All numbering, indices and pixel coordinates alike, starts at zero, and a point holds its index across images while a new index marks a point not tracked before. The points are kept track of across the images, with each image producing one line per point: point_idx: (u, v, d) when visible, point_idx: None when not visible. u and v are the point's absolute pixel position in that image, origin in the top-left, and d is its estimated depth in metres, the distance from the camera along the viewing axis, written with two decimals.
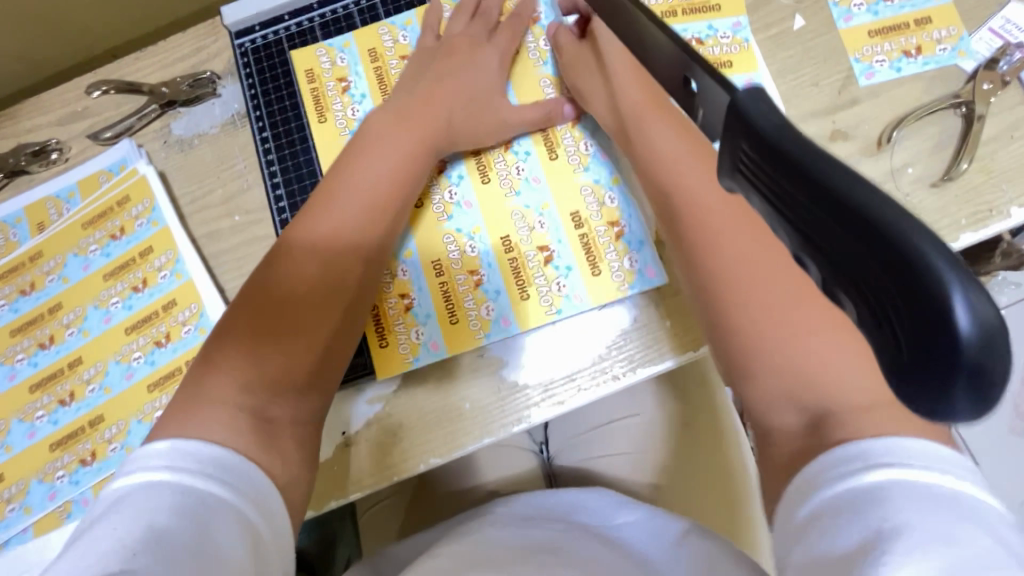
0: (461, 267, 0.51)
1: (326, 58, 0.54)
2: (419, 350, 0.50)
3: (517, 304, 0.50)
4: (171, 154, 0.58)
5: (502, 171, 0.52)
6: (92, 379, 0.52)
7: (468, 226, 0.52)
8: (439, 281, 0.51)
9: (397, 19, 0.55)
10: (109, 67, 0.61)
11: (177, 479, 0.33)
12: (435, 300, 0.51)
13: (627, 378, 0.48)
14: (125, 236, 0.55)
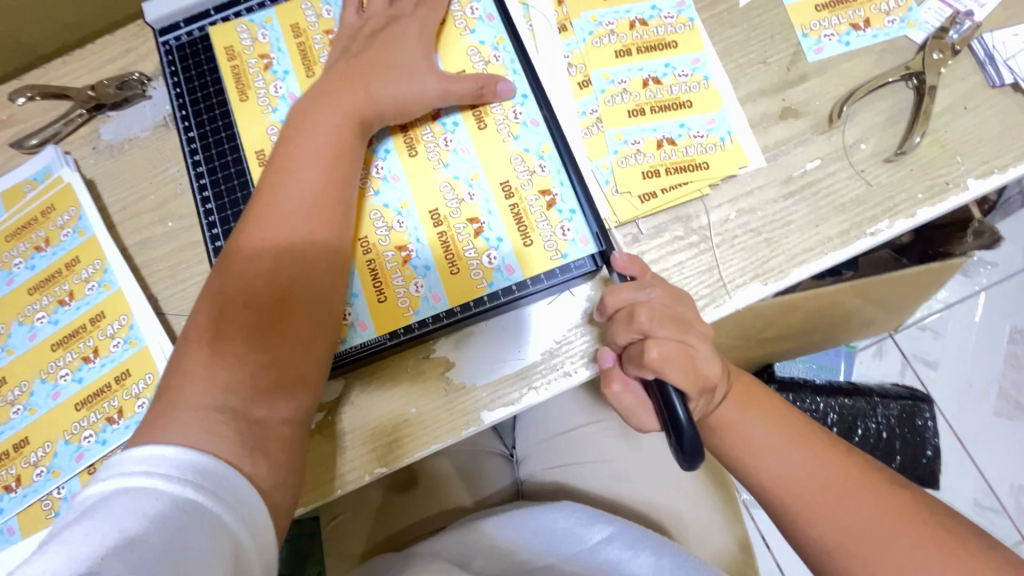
0: (388, 244, 0.46)
1: (249, 35, 0.50)
2: (346, 337, 0.46)
3: (454, 285, 0.46)
4: (101, 160, 0.55)
5: (430, 143, 0.47)
6: (17, 399, 0.49)
7: (396, 199, 0.47)
8: (364, 259, 0.46)
9: None
10: (34, 73, 0.58)
11: (159, 487, 0.31)
12: (362, 277, 0.46)
13: (580, 373, 0.46)
14: (50, 248, 0.52)
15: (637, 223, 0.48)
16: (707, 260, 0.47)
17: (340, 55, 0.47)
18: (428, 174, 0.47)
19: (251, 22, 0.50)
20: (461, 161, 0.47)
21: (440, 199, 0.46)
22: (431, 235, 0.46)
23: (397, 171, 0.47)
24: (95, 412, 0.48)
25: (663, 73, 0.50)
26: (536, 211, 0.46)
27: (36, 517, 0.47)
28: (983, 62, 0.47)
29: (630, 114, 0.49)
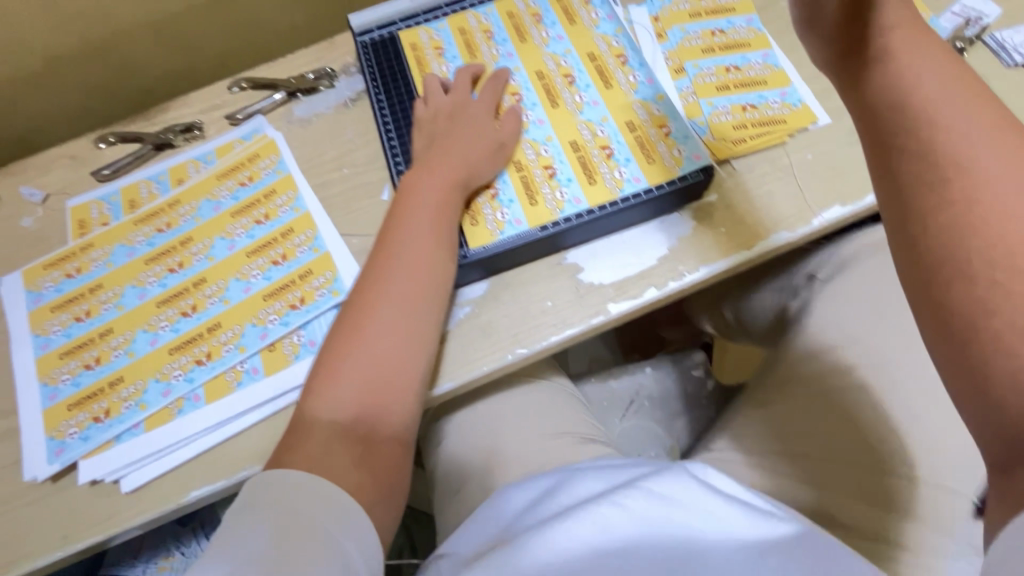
0: (538, 163, 0.58)
1: (427, 37, 0.68)
2: (504, 232, 0.56)
3: (590, 192, 0.57)
4: (294, 128, 0.70)
5: (570, 96, 0.61)
6: (214, 293, 0.59)
7: (543, 134, 0.60)
8: (518, 175, 0.58)
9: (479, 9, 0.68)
10: (246, 72, 0.76)
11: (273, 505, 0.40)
12: (516, 188, 0.58)
13: (691, 273, 0.55)
14: (252, 183, 0.65)
15: (733, 162, 0.59)
16: (792, 188, 0.57)
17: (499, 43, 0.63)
18: (569, 116, 0.60)
19: (429, 28, 0.68)
20: (591, 110, 0.60)
21: (579, 133, 0.59)
22: (571, 158, 0.58)
23: (545, 115, 0.61)
24: (280, 301, 0.57)
25: (742, 62, 0.64)
26: (654, 142, 0.58)
27: (220, 386, 0.55)
28: (997, 50, 0.61)
29: (719, 89, 0.63)
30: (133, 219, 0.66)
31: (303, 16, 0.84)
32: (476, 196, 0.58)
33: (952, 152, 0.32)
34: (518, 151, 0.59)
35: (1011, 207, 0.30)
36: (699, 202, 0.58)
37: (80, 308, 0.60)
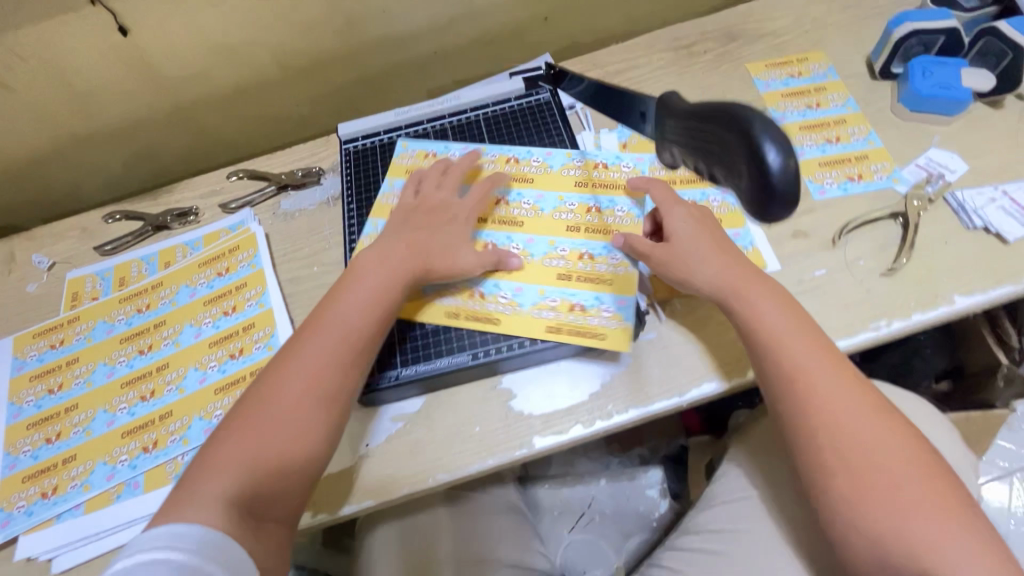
0: (570, 262, 0.61)
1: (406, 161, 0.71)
2: (625, 315, 0.58)
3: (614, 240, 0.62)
4: (277, 221, 0.75)
5: (526, 210, 0.65)
6: (172, 380, 0.63)
7: (536, 248, 0.63)
8: (566, 279, 0.60)
9: (413, 147, 0.72)
10: (246, 163, 0.83)
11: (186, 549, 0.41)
12: (587, 289, 0.60)
13: (620, 415, 0.55)
14: (228, 274, 0.70)
15: (676, 302, 0.60)
16: (730, 334, 0.58)
17: (439, 191, 0.65)
18: (549, 221, 0.64)
19: (402, 151, 0.72)
20: (545, 202, 0.66)
21: (574, 219, 0.64)
22: (592, 231, 0.63)
23: (540, 235, 0.64)
24: (228, 397, 0.61)
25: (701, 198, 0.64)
26: (611, 173, 0.67)
27: (159, 476, 0.57)
28: (957, 210, 0.60)
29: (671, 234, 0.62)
30: (119, 296, 0.71)
31: (309, 109, 0.91)
32: (571, 325, 0.57)
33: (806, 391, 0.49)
34: (540, 275, 0.61)
35: (857, 434, 0.47)
36: (637, 342, 0.59)
37: (55, 380, 0.65)
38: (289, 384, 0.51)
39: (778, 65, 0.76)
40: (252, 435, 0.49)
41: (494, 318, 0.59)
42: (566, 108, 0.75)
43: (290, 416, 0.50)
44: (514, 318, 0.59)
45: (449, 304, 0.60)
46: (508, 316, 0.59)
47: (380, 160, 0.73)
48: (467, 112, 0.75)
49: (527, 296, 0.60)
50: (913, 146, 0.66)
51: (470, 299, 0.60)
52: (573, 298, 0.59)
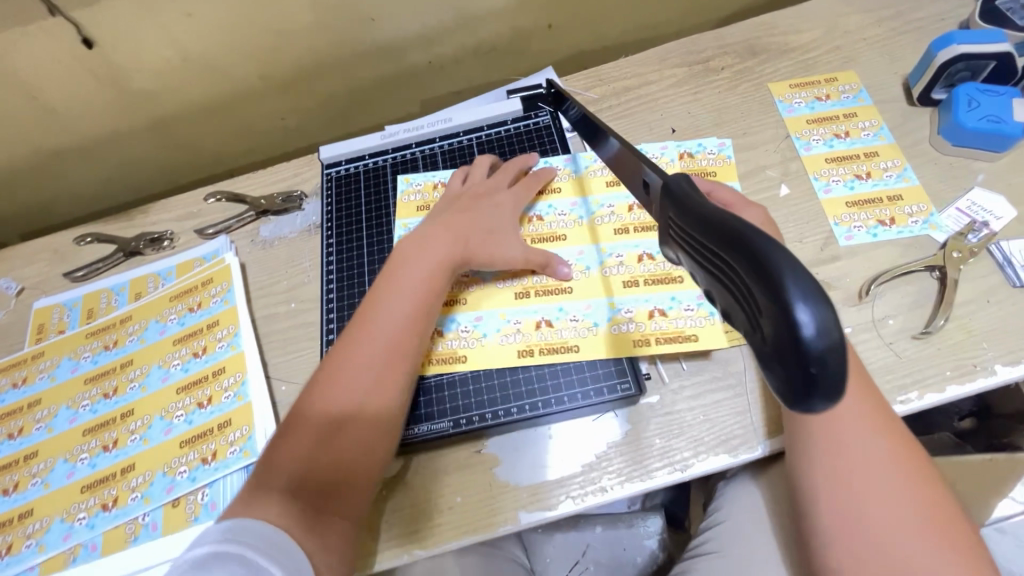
0: (630, 266, 0.58)
1: (413, 195, 0.65)
2: (708, 308, 0.55)
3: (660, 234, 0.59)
4: (255, 250, 0.70)
5: (566, 223, 0.61)
6: (136, 429, 0.59)
7: (588, 260, 0.59)
8: (634, 284, 0.57)
9: (413, 177, 0.67)
10: (226, 183, 0.77)
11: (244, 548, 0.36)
12: (657, 292, 0.56)
13: (615, 491, 0.50)
14: (200, 310, 0.65)
15: (681, 360, 0.54)
16: (742, 403, 0.52)
17: (446, 211, 0.59)
18: (596, 230, 0.60)
19: (407, 187, 0.66)
20: (580, 209, 0.62)
21: (624, 221, 0.61)
22: (644, 229, 0.60)
23: (595, 247, 0.60)
24: (194, 451, 0.57)
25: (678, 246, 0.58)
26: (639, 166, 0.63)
27: (117, 538, 0.54)
28: (1002, 264, 0.54)
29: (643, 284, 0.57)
30: (85, 330, 0.67)
31: (296, 122, 0.86)
32: (657, 332, 0.54)
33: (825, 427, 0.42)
34: (608, 287, 0.57)
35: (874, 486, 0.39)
36: (637, 405, 0.53)
37: (15, 424, 0.61)
38: (345, 368, 0.48)
39: (804, 86, 0.69)
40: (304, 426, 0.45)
41: (571, 346, 0.55)
42: (566, 131, 0.68)
43: None
44: (593, 340, 0.55)
45: (515, 343, 0.56)
46: (565, 340, 0.56)
47: (378, 193, 0.67)
48: (459, 136, 0.70)
49: (598, 313, 0.56)
50: (954, 185, 0.60)
51: (536, 330, 0.56)
52: (649, 304, 0.56)
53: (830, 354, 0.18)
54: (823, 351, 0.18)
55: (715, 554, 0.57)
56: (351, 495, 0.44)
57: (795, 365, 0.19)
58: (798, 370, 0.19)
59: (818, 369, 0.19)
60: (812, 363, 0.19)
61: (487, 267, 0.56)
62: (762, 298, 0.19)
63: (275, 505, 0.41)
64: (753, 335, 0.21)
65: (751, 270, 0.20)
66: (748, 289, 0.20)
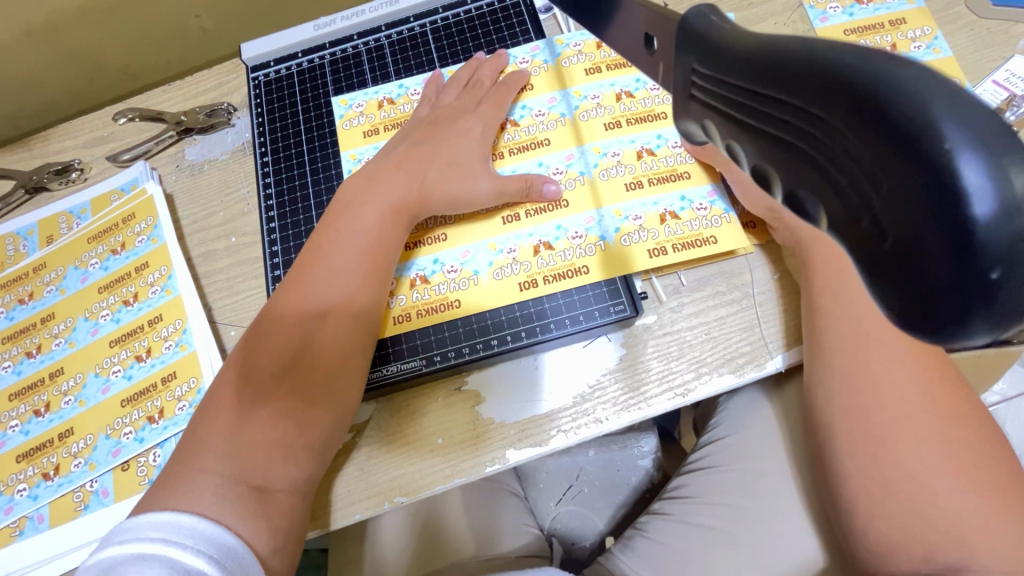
0: (630, 165, 0.49)
1: (355, 118, 0.54)
2: (720, 204, 0.48)
3: (659, 125, 0.51)
4: (182, 178, 0.60)
5: (548, 125, 0.52)
6: (70, 390, 0.52)
7: (583, 165, 0.50)
8: (638, 187, 0.49)
9: (350, 96, 0.55)
10: (138, 99, 0.65)
11: (171, 550, 0.33)
12: (663, 192, 0.49)
13: (610, 421, 0.45)
14: (124, 252, 0.56)
15: (679, 274, 0.48)
16: (748, 317, 0.46)
17: (403, 141, 0.50)
18: (586, 129, 0.51)
19: (346, 111, 0.54)
20: (560, 106, 0.52)
21: (617, 113, 0.51)
22: (642, 119, 0.51)
23: (589, 148, 0.50)
24: (138, 410, 0.50)
25: (656, 143, 0.50)
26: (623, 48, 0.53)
27: (66, 508, 0.48)
28: None
29: (628, 188, 0.49)
30: None
31: (215, 21, 0.71)
32: (672, 240, 0.47)
33: (851, 358, 0.39)
34: (610, 194, 0.49)
35: (898, 415, 0.37)
36: (631, 327, 0.47)
37: None
38: (289, 323, 0.43)
39: None
40: (246, 387, 0.41)
41: (579, 267, 0.48)
42: (539, 10, 0.56)
43: (193, 454, 0.39)
44: (601, 258, 0.47)
45: (514, 275, 0.48)
46: (562, 262, 0.48)
47: (317, 119, 0.55)
48: (409, 22, 0.58)
49: (604, 225, 0.48)
50: (990, 54, 0.51)
51: (534, 256, 0.48)
52: (659, 207, 0.48)
53: (1017, 249, 0.12)
54: (1011, 250, 0.12)
55: (715, 469, 0.54)
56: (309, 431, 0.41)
57: (955, 273, 0.12)
58: (962, 281, 0.12)
59: (1001, 273, 0.12)
60: (988, 265, 0.12)
61: (454, 180, 0.47)
62: (906, 173, 0.12)
63: (210, 490, 0.37)
64: (860, 233, 0.13)
65: (881, 129, 0.12)
66: (869, 161, 0.13)
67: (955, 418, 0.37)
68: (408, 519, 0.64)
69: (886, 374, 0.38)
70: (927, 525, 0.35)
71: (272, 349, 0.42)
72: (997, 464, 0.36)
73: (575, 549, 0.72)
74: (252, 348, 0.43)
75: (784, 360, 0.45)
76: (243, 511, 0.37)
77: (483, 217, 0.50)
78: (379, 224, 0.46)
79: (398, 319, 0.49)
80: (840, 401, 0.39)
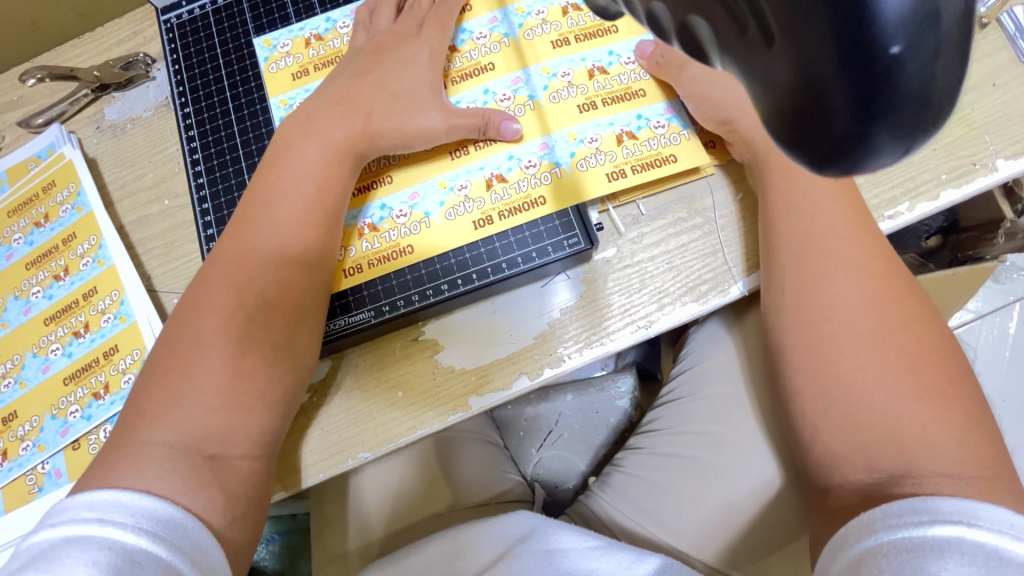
0: (581, 85, 0.46)
1: (283, 56, 0.49)
2: (677, 121, 0.45)
3: (609, 40, 0.47)
4: (104, 139, 0.55)
5: (491, 48, 0.47)
6: (8, 373, 0.49)
7: (531, 88, 0.46)
8: (592, 109, 0.46)
9: (273, 33, 0.50)
10: (47, 57, 0.59)
11: (107, 531, 0.31)
12: (618, 111, 0.45)
13: (573, 359, 0.44)
14: (49, 223, 0.52)
15: (638, 203, 0.46)
16: (710, 243, 0.44)
17: (341, 76, 0.46)
18: (531, 50, 0.47)
19: (271, 52, 0.49)
20: (502, 26, 0.48)
21: (564, 30, 0.47)
22: (592, 36, 0.47)
23: (538, 70, 0.46)
24: (82, 387, 0.48)
25: (608, 60, 0.46)
26: None
27: (19, 492, 0.47)
28: (1013, 36, 0.45)
29: (581, 110, 0.45)
30: None
31: None
32: (631, 161, 0.44)
33: (806, 279, 0.38)
34: (561, 118, 0.45)
35: (853, 332, 0.36)
36: (590, 262, 0.45)
37: None
38: (222, 281, 0.40)
39: None
40: (181, 353, 0.39)
41: (535, 198, 0.45)
42: None
43: (131, 427, 0.37)
44: (557, 187, 0.44)
45: (468, 214, 0.45)
46: (515, 195, 0.45)
47: (239, 62, 0.50)
48: None
49: (558, 151, 0.45)
50: None
51: (487, 191, 0.45)
52: (614, 128, 0.45)
53: (915, 26, 0.13)
54: (910, 23, 0.13)
55: (684, 399, 0.54)
56: (254, 390, 0.39)
57: (852, 64, 0.13)
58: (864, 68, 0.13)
59: (901, 46, 0.13)
60: (890, 43, 0.13)
61: (394, 116, 0.44)
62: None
63: (152, 460, 0.35)
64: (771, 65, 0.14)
65: None
66: None
67: (918, 325, 0.36)
68: (384, 475, 0.62)
69: (848, 287, 0.37)
70: (895, 441, 0.33)
71: (205, 309, 0.39)
72: (959, 367, 0.35)
73: (559, 492, 0.72)
74: (186, 312, 0.40)
75: (750, 283, 0.43)
76: (188, 479, 0.35)
77: (428, 154, 0.46)
78: (312, 168, 0.42)
79: (347, 270, 0.46)
80: (794, 321, 0.38)
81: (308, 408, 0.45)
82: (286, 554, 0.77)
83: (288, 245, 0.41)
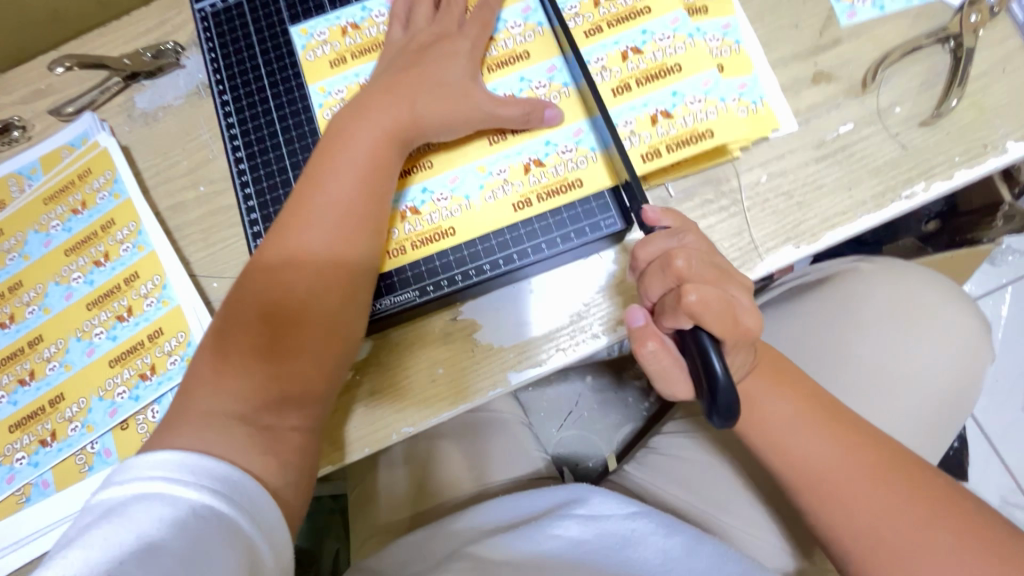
0: (615, 69, 0.48)
1: (321, 44, 0.50)
2: (711, 94, 0.47)
3: (639, 22, 0.48)
4: (136, 128, 0.56)
5: (527, 35, 0.49)
6: (53, 357, 0.50)
7: (567, 73, 0.48)
8: (626, 91, 0.47)
9: (309, 22, 0.51)
10: (73, 45, 0.60)
11: (171, 489, 0.33)
12: (653, 90, 0.47)
13: (607, 335, 0.46)
14: (86, 210, 0.53)
15: (667, 186, 0.48)
16: (737, 224, 0.46)
17: (383, 69, 0.47)
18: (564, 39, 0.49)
19: (308, 41, 0.50)
20: (537, 15, 0.49)
21: (596, 18, 0.49)
22: (623, 20, 0.49)
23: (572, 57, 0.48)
24: (128, 369, 0.49)
25: (642, 40, 0.48)
26: None
27: (69, 471, 0.48)
28: (1021, 24, 0.47)
29: (615, 94, 0.47)
30: None
31: None
32: (667, 139, 0.46)
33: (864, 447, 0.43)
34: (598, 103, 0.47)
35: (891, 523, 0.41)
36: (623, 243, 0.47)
37: None
38: (276, 263, 0.41)
39: None
40: (237, 333, 0.40)
41: (572, 181, 0.46)
42: None
43: (191, 404, 0.39)
44: (595, 170, 0.46)
45: (507, 197, 0.47)
46: (553, 178, 0.47)
47: (276, 51, 0.51)
48: None
49: (595, 135, 0.47)
50: None
51: (525, 175, 0.47)
52: (649, 109, 0.47)
53: None
54: None
55: None
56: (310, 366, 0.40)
57: None
58: None
59: None
60: None
61: (434, 103, 0.45)
62: None
63: (215, 434, 0.37)
64: None
65: None
66: None
67: None
68: (416, 453, 0.65)
69: None
70: None
71: (262, 291, 0.41)
72: None
73: (582, 469, 0.74)
74: (239, 294, 0.42)
75: (778, 260, 0.46)
76: (251, 451, 0.37)
77: (469, 139, 0.48)
78: (357, 155, 0.43)
79: (392, 252, 0.47)
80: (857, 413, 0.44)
81: (352, 386, 0.47)
82: (310, 534, 0.78)
83: (338, 228, 0.42)
